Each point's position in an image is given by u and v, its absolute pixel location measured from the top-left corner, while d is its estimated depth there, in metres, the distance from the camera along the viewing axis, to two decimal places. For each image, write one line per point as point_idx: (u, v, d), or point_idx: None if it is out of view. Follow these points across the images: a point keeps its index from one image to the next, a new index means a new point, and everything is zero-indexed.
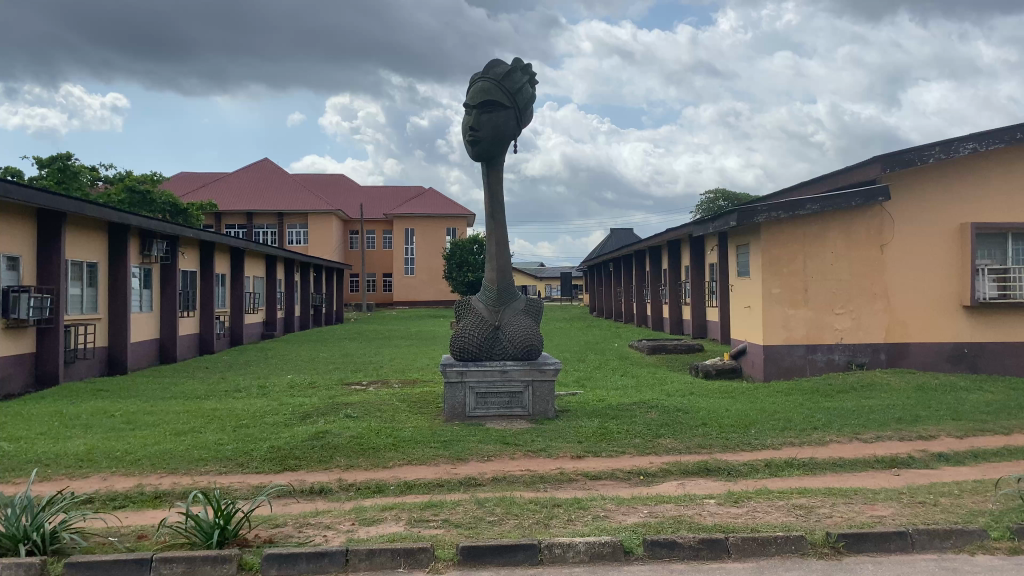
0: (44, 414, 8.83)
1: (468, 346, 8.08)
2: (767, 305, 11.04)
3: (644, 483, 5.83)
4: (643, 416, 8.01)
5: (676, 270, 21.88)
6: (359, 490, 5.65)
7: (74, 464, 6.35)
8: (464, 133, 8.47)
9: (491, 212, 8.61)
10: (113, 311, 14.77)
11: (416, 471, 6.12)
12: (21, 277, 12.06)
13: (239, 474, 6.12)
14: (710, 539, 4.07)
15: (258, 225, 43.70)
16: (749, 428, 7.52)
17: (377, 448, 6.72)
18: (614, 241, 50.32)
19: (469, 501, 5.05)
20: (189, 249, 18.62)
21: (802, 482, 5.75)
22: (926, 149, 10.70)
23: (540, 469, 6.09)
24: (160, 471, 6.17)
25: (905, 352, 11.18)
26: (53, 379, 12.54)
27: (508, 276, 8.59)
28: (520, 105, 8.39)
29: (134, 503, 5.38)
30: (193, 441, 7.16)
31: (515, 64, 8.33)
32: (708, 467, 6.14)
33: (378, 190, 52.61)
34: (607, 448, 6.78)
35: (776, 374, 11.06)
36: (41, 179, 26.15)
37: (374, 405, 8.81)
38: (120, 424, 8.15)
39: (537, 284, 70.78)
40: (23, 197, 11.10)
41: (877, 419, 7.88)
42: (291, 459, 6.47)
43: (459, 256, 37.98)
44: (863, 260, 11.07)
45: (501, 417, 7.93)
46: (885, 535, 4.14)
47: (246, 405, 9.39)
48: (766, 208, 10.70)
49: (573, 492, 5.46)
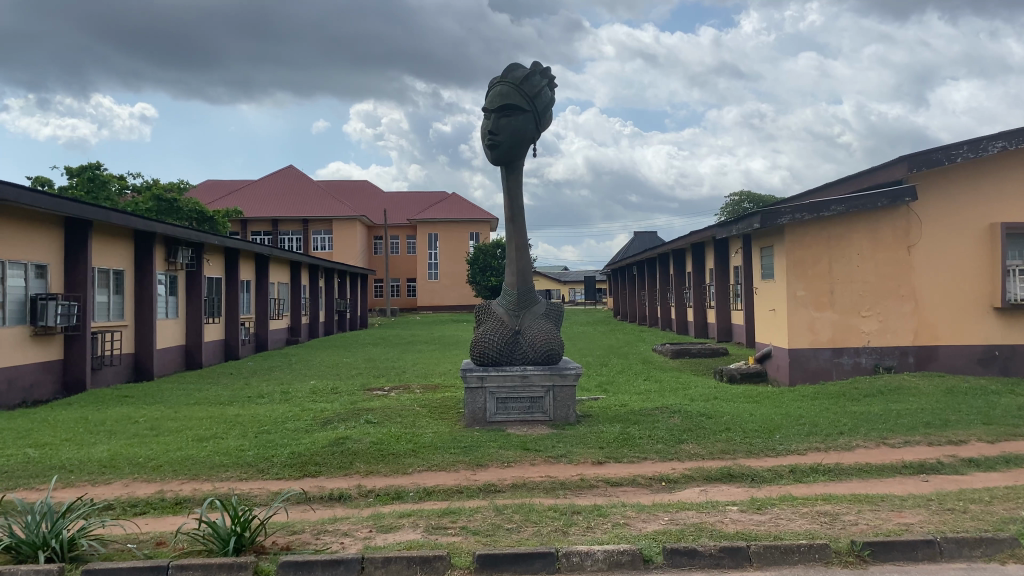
0: (70, 420, 8.95)
1: (489, 351, 8.06)
2: (791, 308, 10.91)
3: (666, 489, 5.76)
4: (665, 422, 7.92)
5: (701, 272, 21.69)
6: (378, 496, 5.63)
7: (97, 471, 6.40)
8: (483, 137, 8.46)
9: (510, 217, 8.58)
10: (139, 318, 14.93)
11: (436, 477, 6.10)
12: (49, 285, 12.23)
13: (260, 480, 6.13)
14: (731, 547, 3.99)
15: (284, 232, 44.02)
16: (774, 434, 7.41)
17: (398, 454, 6.71)
18: (637, 245, 50.24)
19: (488, 508, 5.01)
20: (214, 256, 18.79)
21: (828, 488, 5.64)
22: (953, 148, 10.52)
23: (560, 475, 6.05)
24: (181, 477, 6.21)
25: (934, 355, 10.97)
26: (81, 386, 12.68)
27: (528, 280, 8.56)
28: (539, 109, 8.34)
29: (155, 510, 5.41)
30: (215, 448, 7.19)
31: (535, 68, 8.29)
32: (731, 473, 6.05)
33: (401, 196, 52.75)
34: (629, 454, 6.71)
35: (802, 378, 10.91)
36: (71, 188, 26.52)
37: (395, 411, 8.79)
38: (143, 430, 8.20)
39: (561, 288, 70.87)
40: (52, 206, 11.30)
41: (905, 423, 7.74)
42: (312, 465, 6.48)
43: (482, 260, 38.03)
44: (889, 260, 10.89)
45: (522, 423, 7.88)
46: (912, 543, 4.04)
47: (269, 411, 9.42)
48: (790, 209, 10.59)
49: (593, 499, 5.40)
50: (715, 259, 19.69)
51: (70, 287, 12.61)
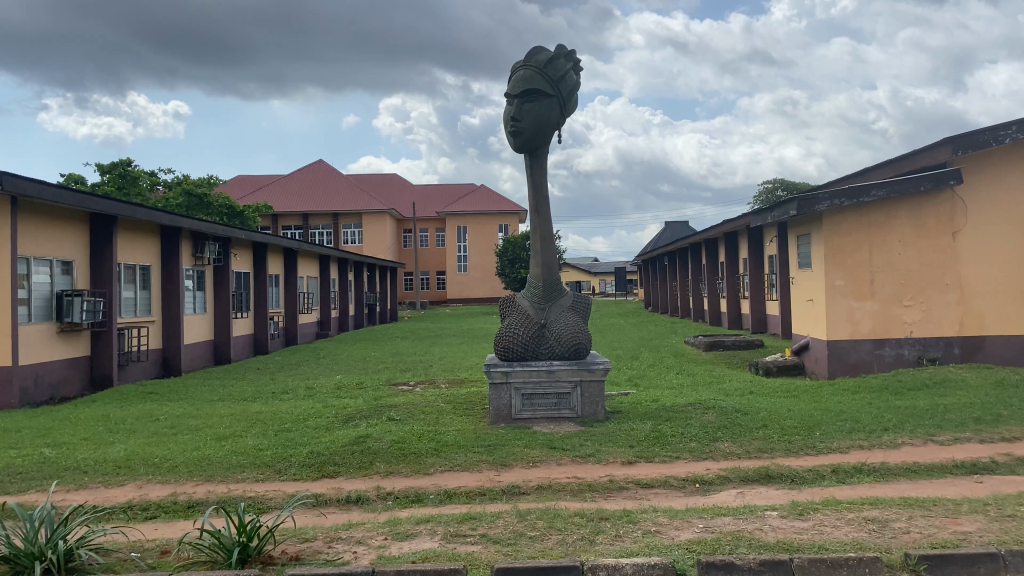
0: (91, 418, 8.83)
1: (513, 345, 7.76)
2: (830, 298, 10.50)
3: (701, 492, 5.45)
4: (699, 419, 7.57)
5: (734, 263, 21.24)
6: (397, 499, 5.39)
7: (111, 472, 6.24)
8: (506, 124, 8.17)
9: (536, 206, 8.28)
10: (166, 314, 14.87)
11: (458, 479, 5.84)
12: (75, 281, 12.16)
13: (276, 482, 5.93)
14: (773, 560, 3.67)
15: (314, 226, 44.15)
16: (815, 431, 7.04)
17: (419, 454, 6.46)
18: (669, 235, 49.73)
19: (510, 513, 4.71)
20: (242, 250, 18.71)
21: (873, 491, 5.29)
22: (1001, 128, 10.01)
23: (587, 476, 5.76)
24: (196, 479, 6.03)
25: (981, 345, 10.47)
26: (108, 382, 12.63)
27: (555, 271, 8.27)
28: (564, 94, 8.03)
29: (166, 514, 5.26)
30: (233, 447, 6.99)
31: (559, 50, 7.99)
32: (769, 474, 5.72)
33: (430, 189, 52.58)
34: (661, 453, 6.40)
35: (841, 370, 10.51)
36: (103, 184, 26.71)
37: (419, 408, 8.54)
38: (163, 429, 8.03)
39: (592, 281, 70.68)
40: (76, 202, 11.19)
41: (953, 419, 7.33)
42: (330, 466, 6.25)
43: (512, 252, 37.66)
44: (932, 247, 10.43)
45: (548, 420, 7.59)
46: (973, 557, 3.69)
47: (291, 408, 9.22)
48: (828, 196, 10.17)
49: (623, 503, 5.09)
50: (749, 250, 19.18)
51: (96, 283, 12.54)
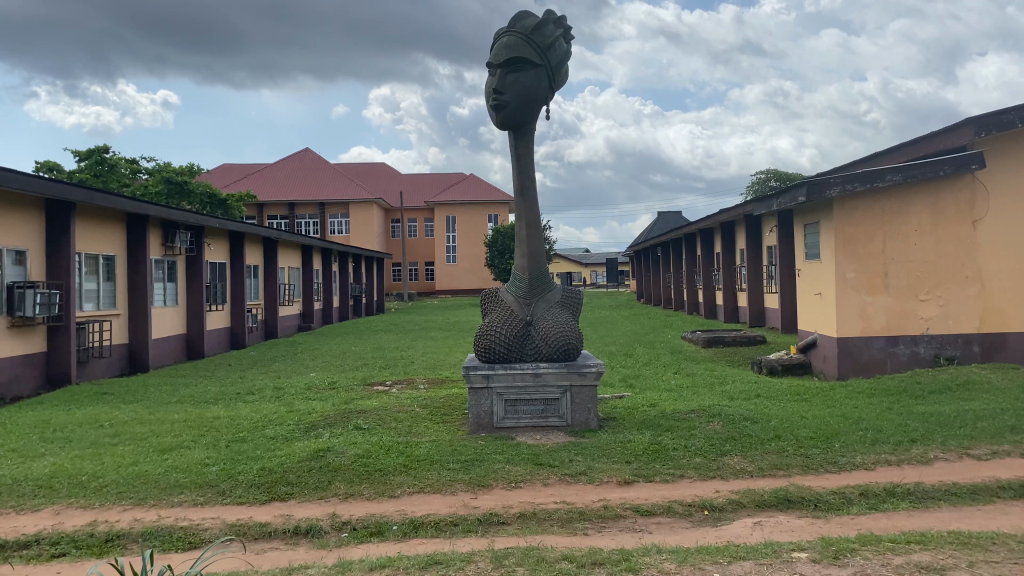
0: (30, 425, 7.94)
1: (494, 346, 6.95)
2: (840, 292, 9.73)
3: (710, 521, 4.65)
4: (704, 428, 6.76)
5: (732, 253, 20.49)
6: (354, 531, 4.57)
7: (28, 494, 5.39)
8: (487, 98, 7.33)
9: (520, 189, 7.44)
10: (132, 307, 13.96)
11: (427, 503, 5.03)
12: (30, 272, 11.26)
13: (217, 506, 5.09)
14: None
15: (300, 215, 43.22)
16: (833, 443, 6.25)
17: (385, 471, 5.65)
18: (660, 225, 49.15)
19: (484, 556, 3.89)
20: (217, 239, 17.78)
21: (913, 521, 4.50)
22: None
23: (578, 501, 4.94)
24: (125, 502, 5.19)
25: (1002, 343, 9.71)
26: (65, 380, 11.74)
27: (542, 262, 7.43)
28: (552, 64, 7.19)
29: (77, 551, 4.44)
30: (175, 462, 6.14)
31: (547, 16, 7.17)
32: (788, 498, 4.93)
33: (419, 178, 51.53)
34: (662, 471, 5.59)
35: (852, 370, 9.76)
36: (79, 172, 25.68)
37: (393, 414, 7.69)
38: (104, 438, 7.18)
39: (583, 272, 70.09)
40: (29, 186, 10.25)
41: (987, 428, 6.54)
42: (282, 486, 5.43)
43: (501, 243, 36.73)
44: (951, 237, 9.63)
45: (535, 430, 6.79)
46: None
47: (252, 413, 8.34)
48: (840, 180, 9.37)
49: (619, 539, 4.28)
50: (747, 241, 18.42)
51: (52, 274, 11.63)
